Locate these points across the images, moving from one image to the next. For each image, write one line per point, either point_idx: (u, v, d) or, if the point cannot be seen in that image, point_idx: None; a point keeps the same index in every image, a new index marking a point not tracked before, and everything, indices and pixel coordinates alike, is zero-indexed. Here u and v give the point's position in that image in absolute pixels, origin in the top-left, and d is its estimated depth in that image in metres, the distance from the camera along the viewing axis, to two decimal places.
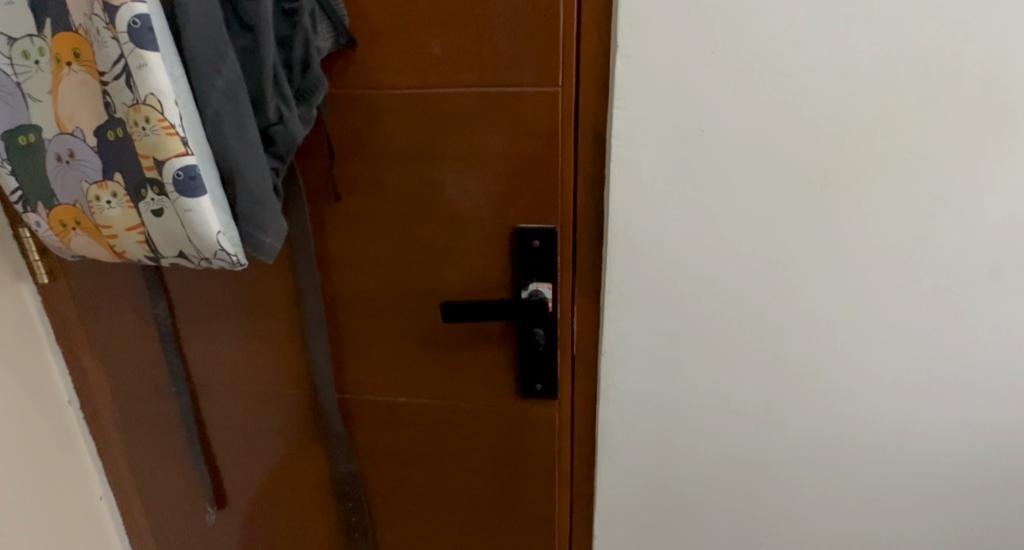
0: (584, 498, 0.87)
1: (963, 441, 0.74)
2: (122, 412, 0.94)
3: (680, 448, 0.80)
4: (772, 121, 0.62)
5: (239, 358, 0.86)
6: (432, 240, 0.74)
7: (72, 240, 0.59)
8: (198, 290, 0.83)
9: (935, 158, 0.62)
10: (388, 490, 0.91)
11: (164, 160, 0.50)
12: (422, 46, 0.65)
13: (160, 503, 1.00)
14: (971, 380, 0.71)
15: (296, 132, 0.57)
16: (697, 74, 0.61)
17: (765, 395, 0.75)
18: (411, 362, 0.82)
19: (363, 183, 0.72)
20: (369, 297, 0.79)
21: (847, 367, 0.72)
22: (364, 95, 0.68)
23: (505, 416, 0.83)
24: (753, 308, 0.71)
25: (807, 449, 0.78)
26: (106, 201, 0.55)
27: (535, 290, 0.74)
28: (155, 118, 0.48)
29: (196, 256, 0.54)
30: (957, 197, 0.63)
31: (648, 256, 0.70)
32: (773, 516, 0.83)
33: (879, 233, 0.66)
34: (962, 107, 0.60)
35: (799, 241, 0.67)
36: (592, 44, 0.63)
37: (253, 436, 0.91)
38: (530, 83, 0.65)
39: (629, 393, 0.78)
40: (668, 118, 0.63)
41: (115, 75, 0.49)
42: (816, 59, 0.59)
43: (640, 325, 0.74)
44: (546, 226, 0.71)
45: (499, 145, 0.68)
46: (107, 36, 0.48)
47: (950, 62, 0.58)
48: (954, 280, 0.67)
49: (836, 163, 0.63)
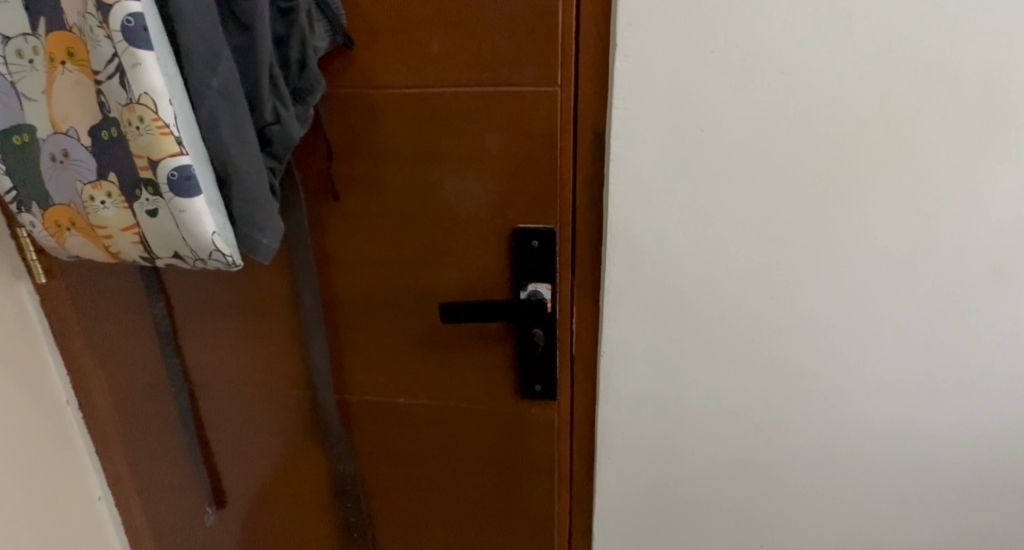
0: (584, 499, 0.86)
1: (965, 443, 0.74)
2: (121, 413, 0.94)
3: (680, 449, 0.79)
4: (773, 121, 0.62)
5: (237, 359, 0.86)
6: (431, 240, 0.74)
7: (67, 241, 0.59)
8: (196, 290, 0.82)
9: (938, 158, 0.62)
10: (387, 491, 0.91)
11: (158, 160, 0.49)
12: (420, 44, 0.65)
13: (160, 503, 1.00)
14: (974, 382, 0.70)
15: (293, 132, 0.57)
16: (697, 73, 0.60)
17: (766, 396, 0.75)
18: (409, 363, 0.81)
19: (361, 183, 0.72)
20: (368, 298, 0.78)
21: (849, 369, 0.72)
22: (362, 95, 0.68)
23: (505, 417, 0.82)
24: (753, 309, 0.70)
25: (808, 451, 0.77)
26: (101, 201, 0.54)
27: (534, 290, 0.73)
28: (149, 117, 0.48)
29: (190, 257, 0.54)
30: (960, 198, 0.63)
31: (647, 257, 0.69)
32: (774, 518, 0.82)
33: (881, 234, 0.65)
34: (965, 107, 0.59)
35: (800, 242, 0.67)
36: (591, 43, 0.63)
37: (252, 437, 0.91)
38: (529, 82, 0.65)
39: (629, 394, 0.77)
40: (667, 118, 0.63)
41: (108, 75, 0.48)
42: (817, 58, 0.59)
43: (640, 326, 0.73)
44: (545, 227, 0.71)
45: (499, 145, 0.68)
46: (101, 35, 0.47)
47: (953, 61, 0.58)
48: (956, 281, 0.66)
49: (837, 163, 0.63)
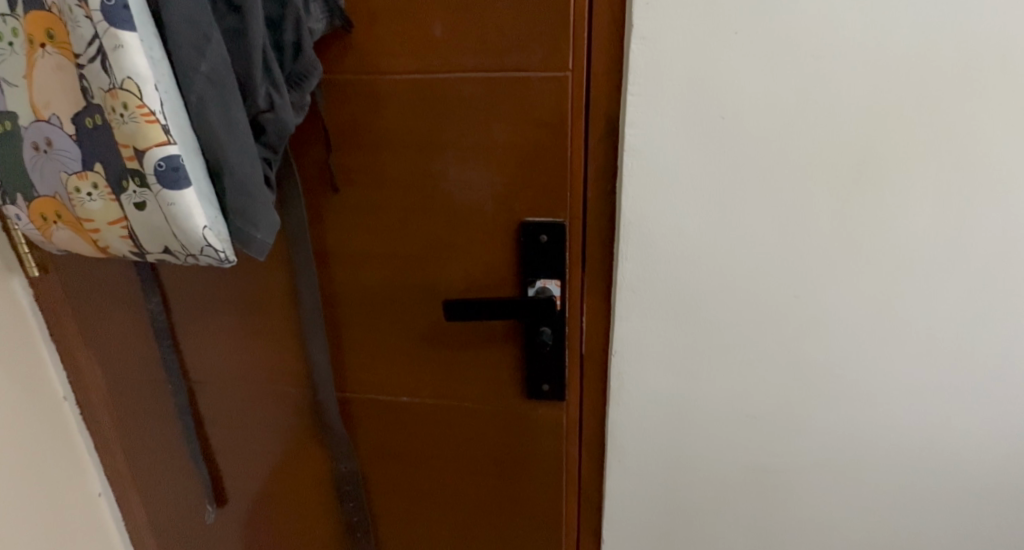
0: (592, 502, 0.84)
1: (997, 450, 0.70)
2: (117, 409, 0.91)
3: (694, 451, 0.76)
4: (798, 109, 0.58)
5: (235, 357, 0.84)
6: (434, 233, 0.71)
7: (54, 234, 0.56)
8: (193, 285, 0.80)
9: (979, 147, 0.58)
10: (390, 492, 0.89)
11: (144, 150, 0.47)
12: (422, 27, 0.61)
13: (158, 503, 0.98)
14: (1006, 385, 0.67)
15: (288, 120, 0.53)
16: (718, 55, 0.57)
17: (784, 398, 0.72)
18: (412, 361, 0.79)
19: (362, 173, 0.69)
20: (370, 293, 0.75)
21: (871, 371, 0.68)
22: (363, 81, 0.64)
23: (511, 417, 0.80)
24: (775, 308, 0.67)
25: (828, 455, 0.74)
26: (87, 193, 0.52)
27: (543, 287, 0.71)
28: (133, 104, 0.45)
29: (181, 252, 0.51)
30: (1001, 189, 0.59)
31: (661, 253, 0.66)
32: (790, 524, 0.79)
33: (912, 228, 0.61)
34: (1011, 91, 0.55)
35: (824, 237, 0.63)
36: (603, 24, 0.59)
37: (252, 434, 0.89)
38: (537, 67, 0.61)
39: (641, 394, 0.74)
40: (685, 104, 0.59)
41: (89, 58, 0.46)
42: (849, 40, 0.55)
43: (654, 325, 0.70)
44: (553, 221, 0.68)
45: (505, 132, 0.64)
46: (80, 15, 0.44)
47: (999, 41, 0.54)
48: (992, 280, 0.62)
49: (867, 154, 0.59)
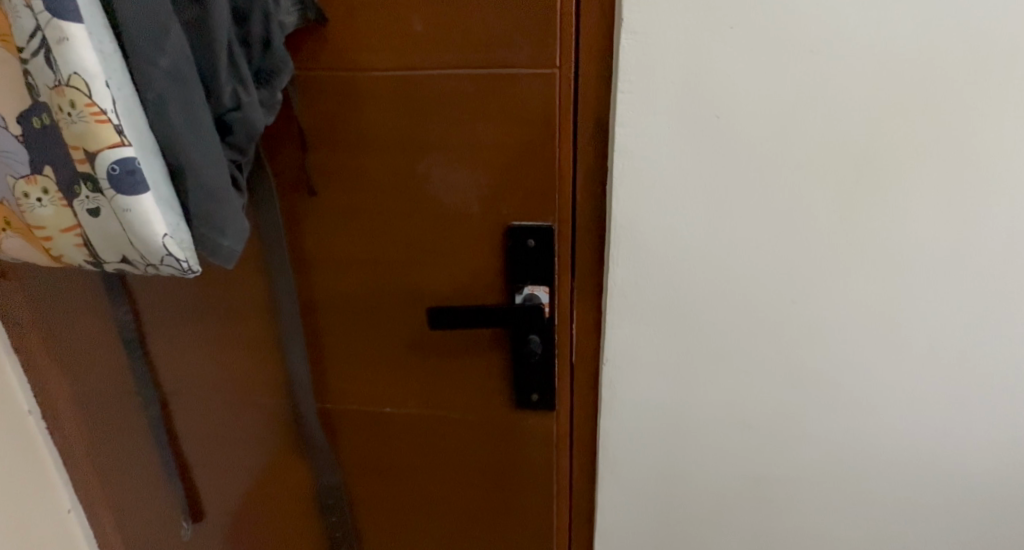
0: (584, 514, 0.81)
1: (1002, 460, 0.68)
2: (86, 423, 0.87)
3: (689, 461, 0.74)
4: (796, 106, 0.55)
5: (209, 368, 0.80)
6: (417, 238, 0.67)
7: (5, 242, 0.53)
8: (163, 295, 0.76)
9: (985, 146, 0.55)
10: (373, 506, 0.86)
11: (96, 152, 0.43)
12: (400, 21, 0.58)
13: (132, 520, 0.94)
14: (1009, 392, 0.64)
15: (257, 120, 0.50)
16: (712, 52, 0.54)
17: (782, 406, 0.69)
18: (395, 370, 0.75)
19: (341, 176, 0.66)
20: (350, 300, 0.72)
21: (871, 379, 0.66)
22: (340, 79, 0.61)
23: (498, 427, 0.77)
24: (771, 314, 0.64)
25: (827, 465, 0.72)
26: (37, 198, 0.48)
27: (530, 294, 0.68)
28: (81, 102, 0.41)
29: (140, 261, 0.48)
30: (1005, 192, 0.57)
31: (654, 259, 0.63)
32: (787, 535, 0.77)
33: (912, 232, 0.59)
34: (1017, 89, 0.53)
35: (823, 241, 0.61)
36: (593, 17, 0.56)
37: (228, 448, 0.86)
38: (522, 63, 0.58)
39: (633, 403, 0.71)
40: (678, 103, 0.56)
41: (32, 52, 0.41)
42: (849, 36, 0.52)
43: (647, 332, 0.67)
44: (541, 224, 0.65)
45: (490, 132, 0.61)
46: (19, 3, 0.40)
47: (1009, 36, 0.51)
48: (996, 284, 0.60)
49: (868, 154, 0.57)
